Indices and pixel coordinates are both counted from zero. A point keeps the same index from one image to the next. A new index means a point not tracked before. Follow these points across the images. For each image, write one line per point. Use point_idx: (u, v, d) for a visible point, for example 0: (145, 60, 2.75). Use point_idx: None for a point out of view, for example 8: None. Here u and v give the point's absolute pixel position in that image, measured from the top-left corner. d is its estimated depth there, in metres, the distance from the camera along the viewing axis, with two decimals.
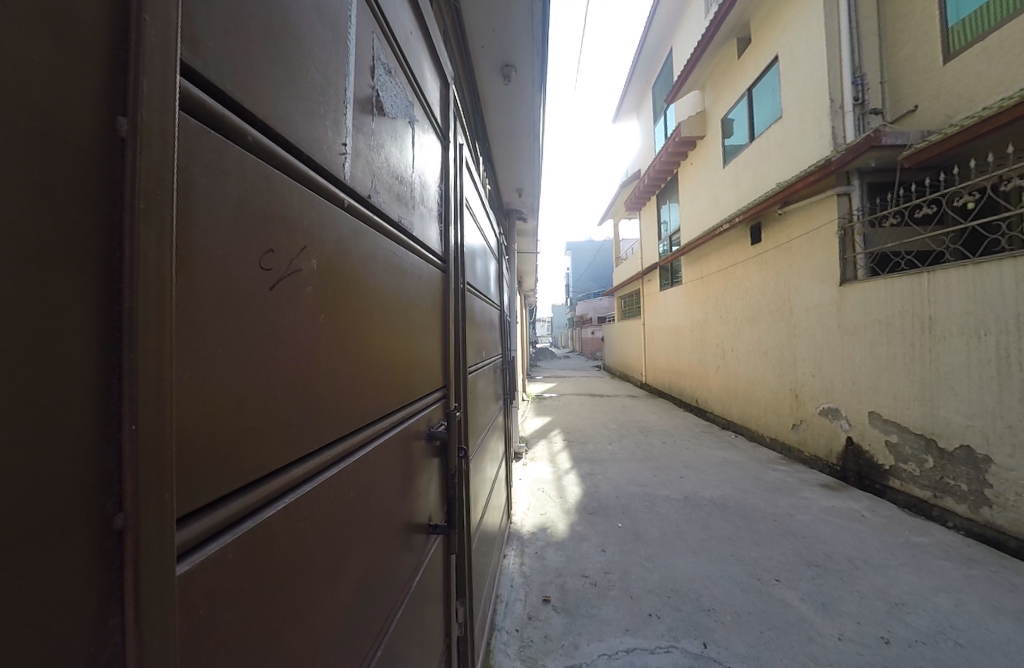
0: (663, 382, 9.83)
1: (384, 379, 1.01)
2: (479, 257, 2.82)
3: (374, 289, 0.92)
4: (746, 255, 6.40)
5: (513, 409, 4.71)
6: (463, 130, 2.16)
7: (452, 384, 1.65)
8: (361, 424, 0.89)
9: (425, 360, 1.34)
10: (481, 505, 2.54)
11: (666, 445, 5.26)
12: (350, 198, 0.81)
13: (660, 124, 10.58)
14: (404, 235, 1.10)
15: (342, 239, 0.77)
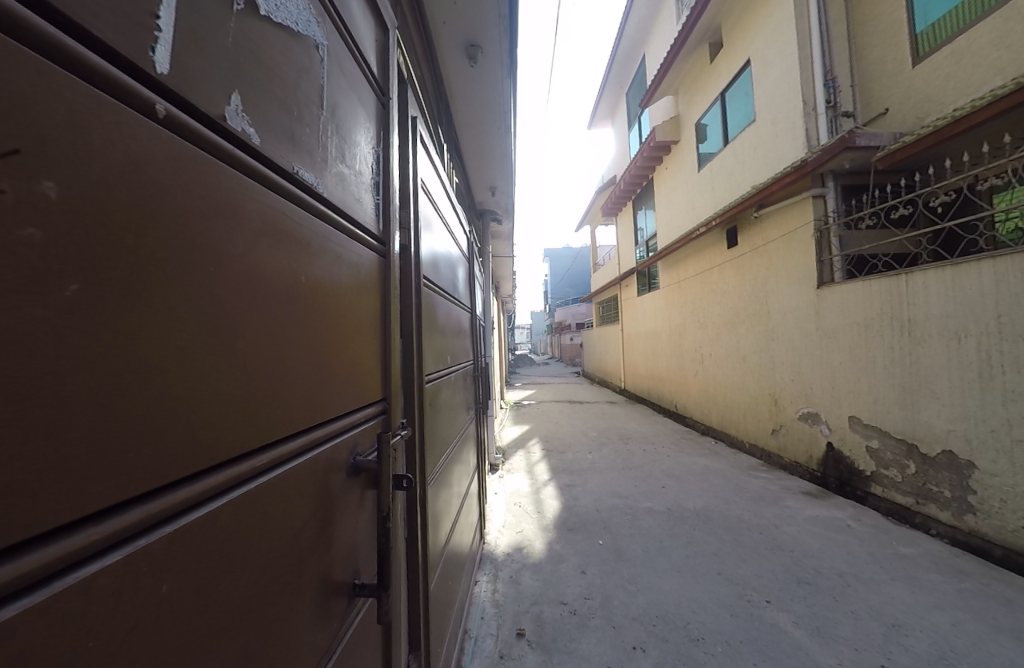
0: (643, 388, 9.73)
1: (270, 392, 0.69)
2: (446, 255, 2.51)
3: (232, 254, 0.61)
4: (724, 257, 6.36)
5: (488, 418, 4.39)
6: (417, 103, 1.85)
7: (397, 397, 1.32)
8: (210, 461, 0.56)
9: (354, 366, 1.02)
10: (447, 526, 2.22)
11: (647, 453, 5.03)
12: (166, 104, 0.50)
13: (635, 130, 10.67)
14: (299, 192, 0.79)
15: (139, 160, 0.46)
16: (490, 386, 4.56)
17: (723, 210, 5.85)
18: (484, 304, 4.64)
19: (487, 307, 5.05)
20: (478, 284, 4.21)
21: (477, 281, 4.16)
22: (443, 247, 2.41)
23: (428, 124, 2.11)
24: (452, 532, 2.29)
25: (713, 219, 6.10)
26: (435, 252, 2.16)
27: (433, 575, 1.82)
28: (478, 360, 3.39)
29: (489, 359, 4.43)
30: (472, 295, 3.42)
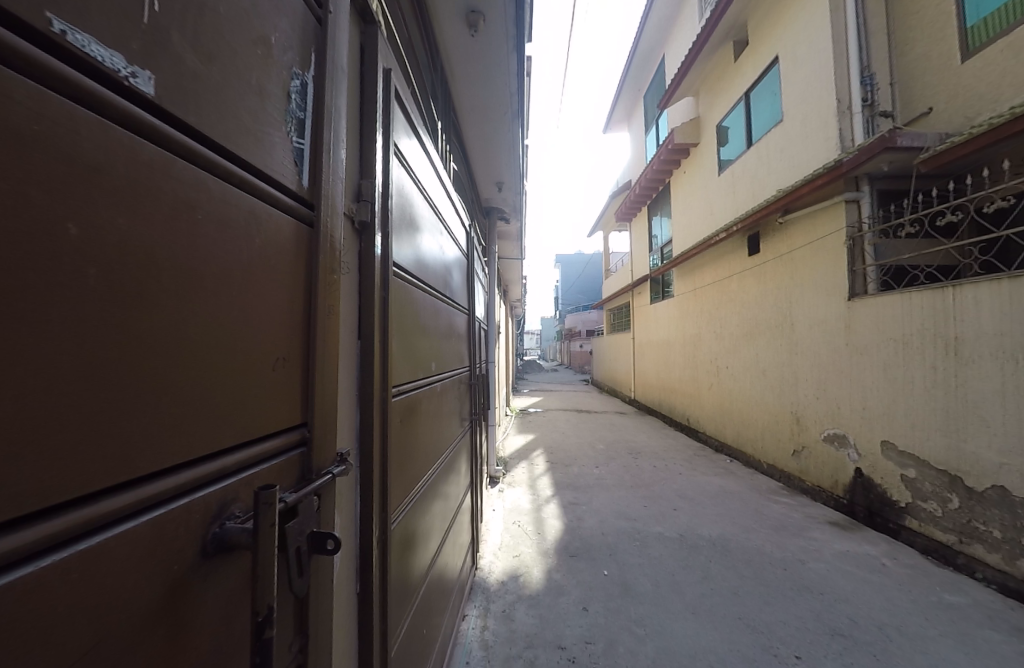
0: (653, 400, 9.39)
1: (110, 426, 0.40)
2: (443, 251, 2.29)
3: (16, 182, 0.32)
4: (745, 265, 6.04)
5: (490, 427, 4.17)
6: (398, 67, 1.61)
7: (381, 408, 1.03)
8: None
9: (303, 371, 0.73)
10: (435, 543, 2.01)
11: (658, 470, 4.74)
12: None
13: (652, 134, 10.42)
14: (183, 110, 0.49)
15: None
16: (492, 393, 4.34)
17: (745, 215, 5.56)
18: (489, 307, 4.43)
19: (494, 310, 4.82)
20: (481, 285, 3.98)
21: (481, 283, 3.94)
22: (439, 241, 2.19)
23: (414, 95, 1.87)
24: (440, 550, 2.08)
25: (734, 225, 5.81)
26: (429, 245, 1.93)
27: (408, 607, 1.61)
28: (479, 365, 3.19)
29: (491, 365, 4.21)
30: (472, 296, 3.19)
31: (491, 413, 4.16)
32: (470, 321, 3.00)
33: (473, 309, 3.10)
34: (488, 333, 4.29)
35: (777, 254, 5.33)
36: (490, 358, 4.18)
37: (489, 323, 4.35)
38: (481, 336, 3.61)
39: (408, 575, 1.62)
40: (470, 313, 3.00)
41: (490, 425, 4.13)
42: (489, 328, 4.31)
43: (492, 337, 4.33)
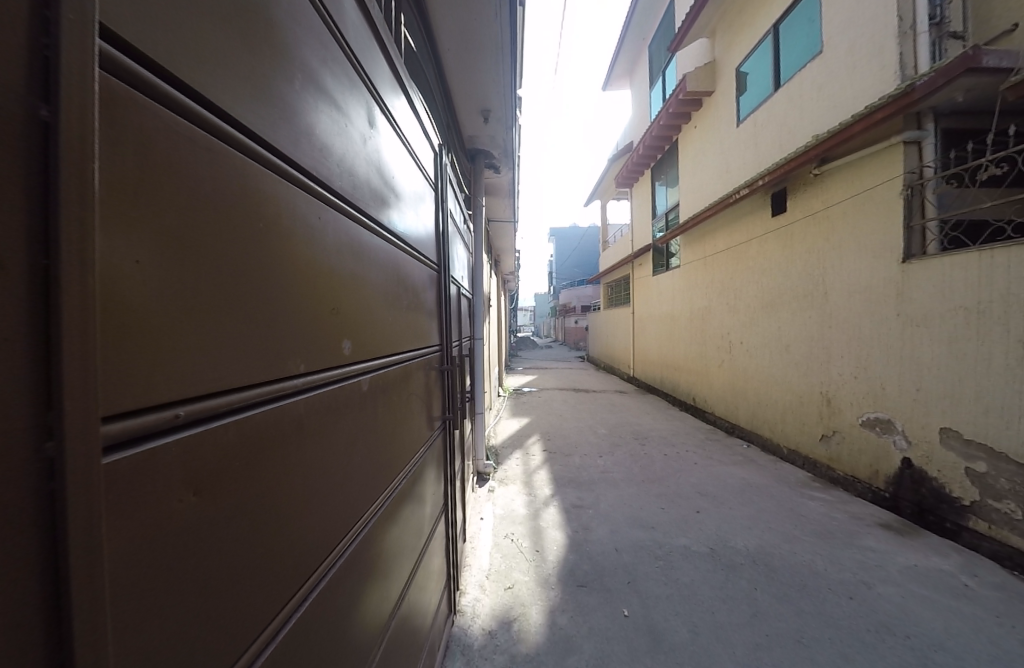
0: (654, 377, 8.84)
1: None
2: (401, 177, 1.54)
3: None
4: (765, 228, 5.23)
5: (476, 418, 3.49)
6: None
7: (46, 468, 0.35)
8: None
9: None
10: (402, 581, 1.41)
11: (669, 460, 4.15)
12: None
13: (656, 87, 9.32)
14: None
15: None
16: (480, 377, 3.65)
17: (770, 169, 4.74)
18: (473, 277, 3.62)
19: (480, 280, 4.03)
20: (464, 250, 3.19)
21: (463, 245, 3.16)
22: (395, 160, 1.46)
23: None
24: (409, 588, 1.48)
25: (755, 181, 4.98)
26: (374, 151, 1.21)
27: None
28: (456, 339, 2.53)
29: (476, 342, 3.49)
30: (447, 257, 2.42)
31: (476, 402, 3.48)
32: (447, 286, 2.30)
33: (447, 269, 2.34)
34: (472, 307, 3.54)
35: (809, 212, 4.53)
36: (473, 338, 3.48)
37: (475, 295, 3.59)
38: (461, 309, 2.88)
39: (369, 624, 1.10)
40: (447, 277, 2.31)
41: (476, 415, 3.45)
42: (474, 302, 3.55)
43: (479, 311, 3.59)
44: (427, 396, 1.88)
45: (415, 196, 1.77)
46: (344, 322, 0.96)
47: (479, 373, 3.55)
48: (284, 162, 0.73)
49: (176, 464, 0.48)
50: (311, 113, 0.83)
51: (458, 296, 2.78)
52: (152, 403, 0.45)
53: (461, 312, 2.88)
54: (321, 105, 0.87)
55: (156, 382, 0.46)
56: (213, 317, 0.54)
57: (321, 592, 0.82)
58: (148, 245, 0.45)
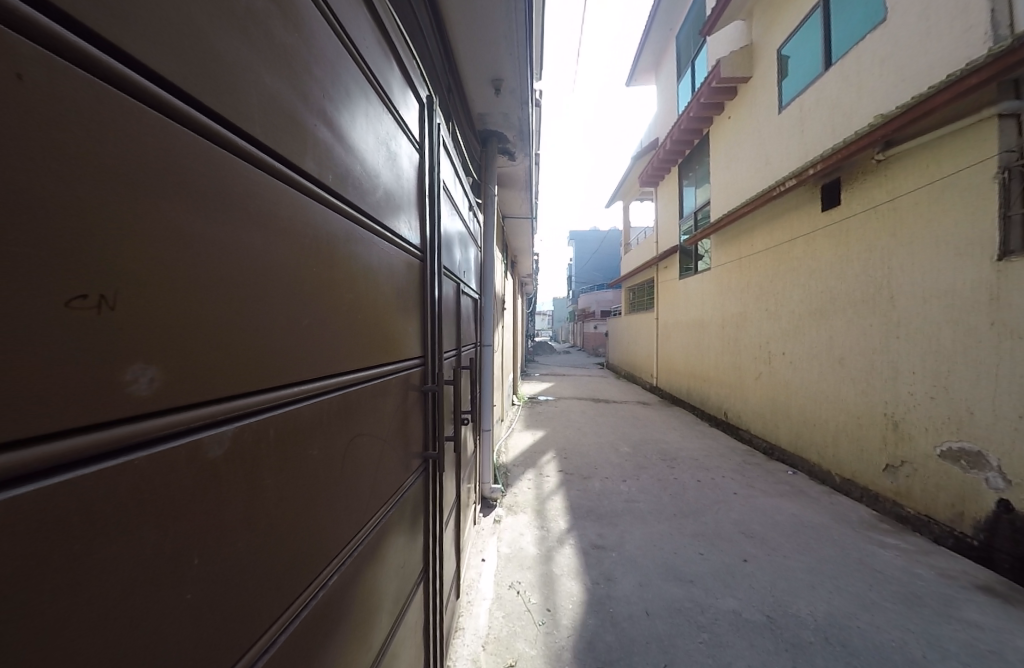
0: (681, 387, 8.20)
1: None
2: (365, 123, 0.95)
3: None
4: (814, 225, 4.57)
5: (483, 434, 3.01)
6: None
7: None
8: None
9: None
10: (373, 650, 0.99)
11: (702, 487, 3.58)
12: None
13: (684, 78, 8.68)
14: None
15: None
16: (488, 391, 3.16)
17: (823, 156, 4.09)
18: (489, 276, 3.19)
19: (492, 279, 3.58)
20: (474, 250, 2.80)
21: (474, 244, 2.79)
22: (350, 89, 0.87)
23: None
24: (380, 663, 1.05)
25: (804, 170, 4.33)
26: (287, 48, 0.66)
27: None
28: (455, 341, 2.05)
29: (486, 349, 3.08)
30: (454, 253, 2.12)
31: (483, 416, 3.02)
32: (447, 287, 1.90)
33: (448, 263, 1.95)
34: (484, 311, 3.13)
35: (868, 206, 3.85)
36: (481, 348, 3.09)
37: (488, 300, 3.16)
38: (466, 311, 2.45)
39: None
40: (450, 271, 1.96)
41: (482, 432, 3.00)
42: (483, 304, 3.12)
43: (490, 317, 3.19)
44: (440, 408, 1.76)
45: (424, 174, 1.39)
46: (341, 323, 0.86)
47: (490, 386, 3.15)
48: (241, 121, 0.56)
49: (144, 474, 0.41)
50: (315, 84, 0.75)
51: (464, 299, 2.40)
52: (92, 418, 0.36)
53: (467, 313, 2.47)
54: (300, 46, 0.69)
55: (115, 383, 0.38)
56: (191, 307, 0.47)
57: (309, 622, 0.73)
58: (114, 224, 0.37)
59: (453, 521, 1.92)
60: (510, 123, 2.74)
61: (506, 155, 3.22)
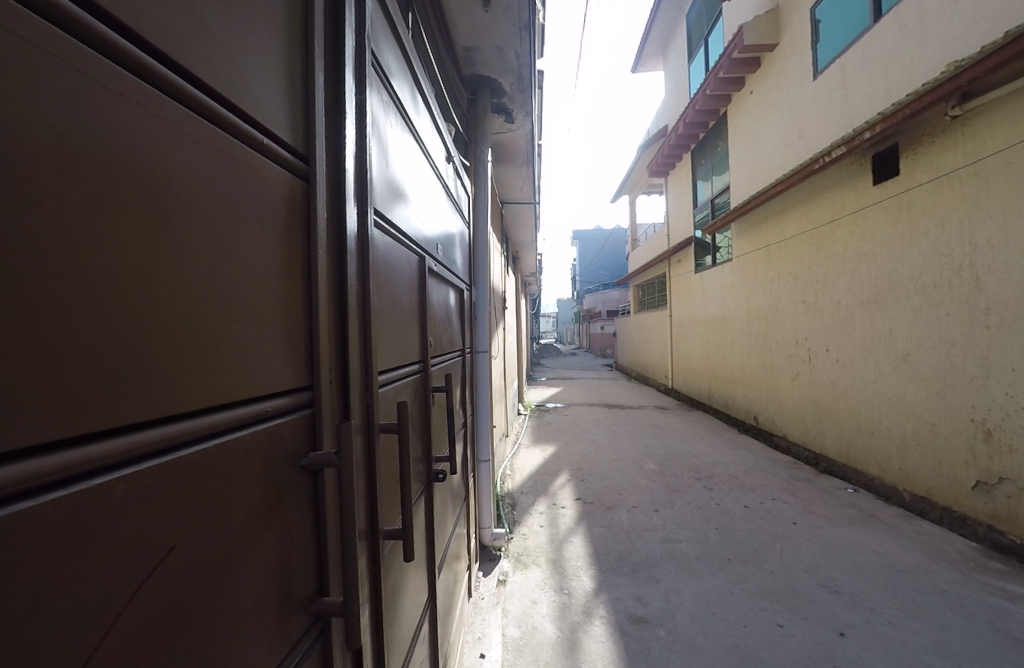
0: (703, 391, 7.49)
1: None
2: None
3: None
4: (862, 201, 3.92)
5: (479, 467, 2.37)
6: None
7: None
8: None
9: None
10: None
11: (752, 516, 2.95)
12: None
13: (698, 56, 8.03)
14: None
15: None
16: (486, 405, 2.49)
17: (882, 116, 3.41)
18: (485, 261, 2.57)
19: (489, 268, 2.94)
20: (462, 229, 2.20)
21: (463, 221, 2.21)
22: None
23: None
24: None
25: (854, 136, 3.67)
26: None
27: None
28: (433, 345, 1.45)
29: (480, 355, 2.45)
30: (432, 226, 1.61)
31: (481, 446, 2.38)
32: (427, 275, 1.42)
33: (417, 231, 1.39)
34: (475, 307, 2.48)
35: (936, 174, 3.21)
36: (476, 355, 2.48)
37: (482, 291, 2.53)
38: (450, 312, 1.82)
39: None
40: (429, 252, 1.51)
41: (480, 464, 2.37)
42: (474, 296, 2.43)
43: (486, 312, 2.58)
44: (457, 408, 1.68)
45: (348, 47, 0.81)
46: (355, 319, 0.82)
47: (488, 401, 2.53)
48: (142, 26, 0.40)
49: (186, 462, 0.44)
50: (284, 47, 0.65)
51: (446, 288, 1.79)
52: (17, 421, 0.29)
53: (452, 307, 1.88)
54: None
55: (150, 381, 0.40)
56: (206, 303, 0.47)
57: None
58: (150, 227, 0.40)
59: (430, 625, 1.29)
60: (506, 63, 2.16)
61: (502, 116, 2.64)
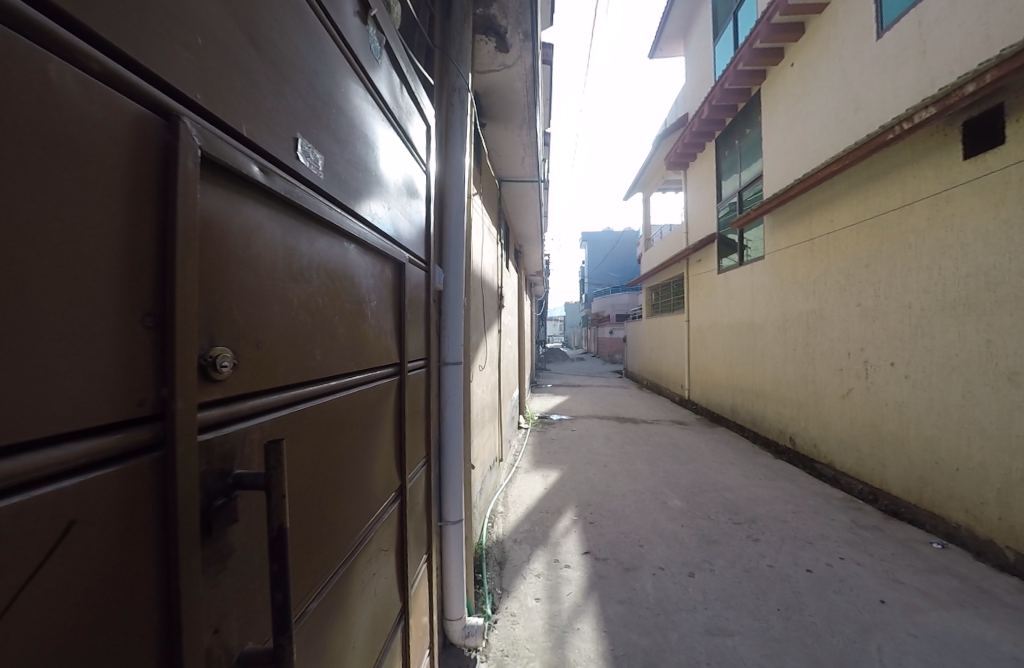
0: (725, 404, 6.71)
1: None
2: None
3: None
4: (953, 176, 3.15)
5: (448, 533, 1.65)
6: None
7: None
8: None
9: None
10: None
11: (822, 590, 2.21)
12: None
13: (725, 35, 7.27)
14: None
15: None
16: (457, 447, 1.69)
17: (992, 62, 2.60)
18: (459, 231, 1.77)
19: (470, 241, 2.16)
20: (416, 173, 1.42)
21: (416, 160, 1.42)
22: None
23: None
24: None
25: (949, 92, 2.86)
26: None
27: None
28: (356, 344, 0.89)
29: (450, 370, 1.68)
30: (335, 136, 0.81)
31: (450, 502, 1.65)
32: (316, 237, 0.73)
33: (267, 121, 0.60)
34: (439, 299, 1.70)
35: None
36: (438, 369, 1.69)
37: (456, 278, 1.74)
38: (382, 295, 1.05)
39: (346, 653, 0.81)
40: (327, 191, 0.77)
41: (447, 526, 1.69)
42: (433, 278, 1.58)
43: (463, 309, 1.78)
44: (387, 467, 1.07)
45: None
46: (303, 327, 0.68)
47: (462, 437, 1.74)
48: None
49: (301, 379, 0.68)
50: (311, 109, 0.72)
51: (372, 260, 1.00)
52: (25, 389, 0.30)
53: (387, 287, 1.09)
54: None
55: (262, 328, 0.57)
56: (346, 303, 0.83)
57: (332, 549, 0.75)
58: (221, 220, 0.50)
59: None
60: None
61: (492, 38, 2.03)
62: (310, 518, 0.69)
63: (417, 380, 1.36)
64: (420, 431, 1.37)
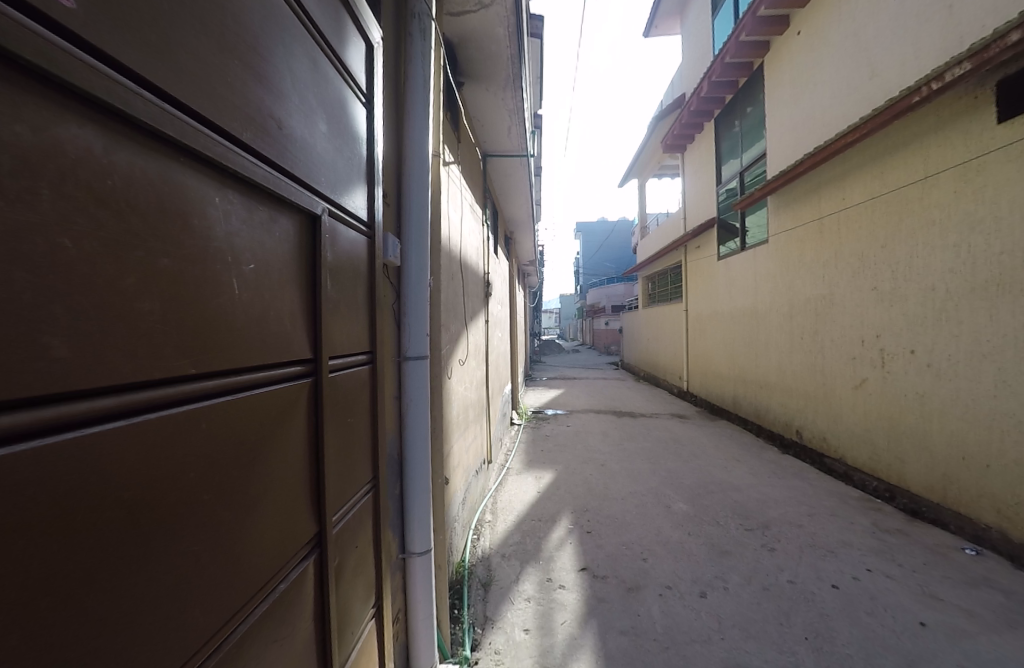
0: (727, 397, 6.45)
1: None
2: None
3: None
4: (983, 144, 2.84)
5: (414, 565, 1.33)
6: None
7: None
8: None
9: None
10: None
11: (852, 609, 1.95)
12: None
13: (725, 6, 6.86)
14: None
15: None
16: (424, 458, 1.36)
17: None
18: (423, 187, 1.37)
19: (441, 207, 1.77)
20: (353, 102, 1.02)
21: (357, 84, 1.06)
22: None
23: None
24: None
25: (987, 44, 2.53)
26: None
27: None
28: (220, 330, 0.59)
29: (412, 367, 1.33)
30: None
31: (415, 530, 1.34)
32: (62, 124, 0.38)
33: None
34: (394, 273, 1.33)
35: None
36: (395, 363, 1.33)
37: (419, 247, 1.36)
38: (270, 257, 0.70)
39: None
40: (67, 29, 0.39)
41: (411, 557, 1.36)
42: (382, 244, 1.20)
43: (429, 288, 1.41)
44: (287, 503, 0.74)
45: None
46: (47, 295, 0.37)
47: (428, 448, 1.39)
48: None
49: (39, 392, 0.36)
50: None
51: (246, 199, 0.65)
52: None
53: (284, 245, 0.74)
54: None
55: None
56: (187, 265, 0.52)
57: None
58: None
59: None
60: None
61: None
62: (44, 647, 0.37)
63: (354, 379, 1.01)
64: (360, 443, 1.03)
